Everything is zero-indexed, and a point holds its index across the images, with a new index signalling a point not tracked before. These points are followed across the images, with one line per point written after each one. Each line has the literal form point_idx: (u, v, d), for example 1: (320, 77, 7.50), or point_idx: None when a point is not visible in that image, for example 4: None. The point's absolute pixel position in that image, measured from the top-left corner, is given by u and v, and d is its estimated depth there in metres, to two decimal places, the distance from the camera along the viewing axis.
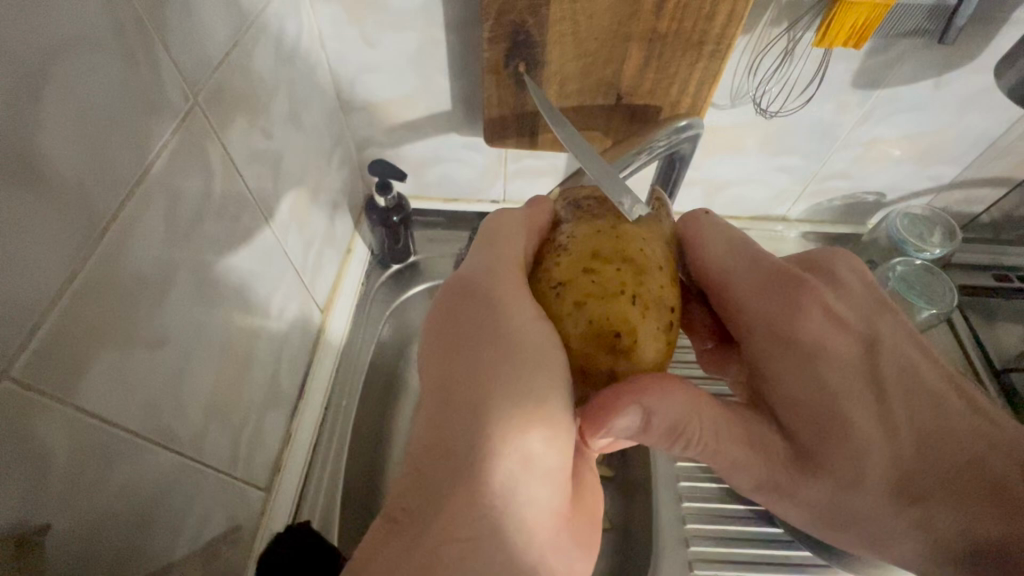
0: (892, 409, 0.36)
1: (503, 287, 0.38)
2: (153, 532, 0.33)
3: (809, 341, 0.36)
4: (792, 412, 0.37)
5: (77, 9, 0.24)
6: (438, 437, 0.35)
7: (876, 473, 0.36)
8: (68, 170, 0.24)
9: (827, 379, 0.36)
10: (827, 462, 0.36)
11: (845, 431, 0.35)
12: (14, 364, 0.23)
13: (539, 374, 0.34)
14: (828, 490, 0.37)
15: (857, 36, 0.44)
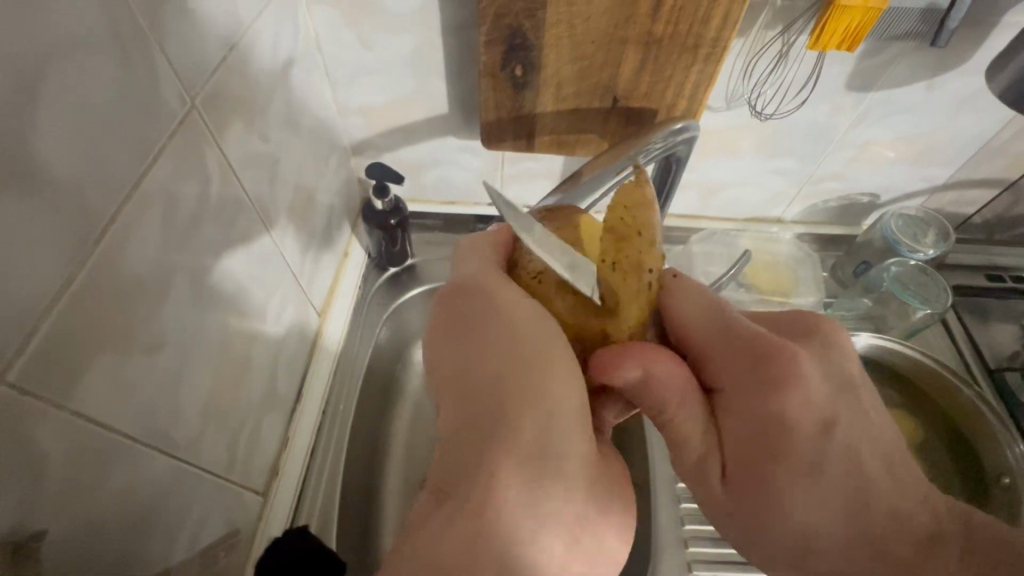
0: (829, 485, 0.34)
1: (490, 278, 0.39)
2: (150, 537, 0.33)
3: (760, 403, 0.35)
4: (736, 449, 0.36)
5: (74, 12, 0.24)
6: (459, 418, 0.34)
7: (790, 523, 0.35)
8: (64, 171, 0.24)
9: (770, 439, 0.35)
10: (744, 502, 0.36)
11: (773, 484, 0.35)
12: (11, 368, 0.23)
13: (540, 338, 0.35)
14: (740, 514, 0.37)
15: (850, 40, 0.44)
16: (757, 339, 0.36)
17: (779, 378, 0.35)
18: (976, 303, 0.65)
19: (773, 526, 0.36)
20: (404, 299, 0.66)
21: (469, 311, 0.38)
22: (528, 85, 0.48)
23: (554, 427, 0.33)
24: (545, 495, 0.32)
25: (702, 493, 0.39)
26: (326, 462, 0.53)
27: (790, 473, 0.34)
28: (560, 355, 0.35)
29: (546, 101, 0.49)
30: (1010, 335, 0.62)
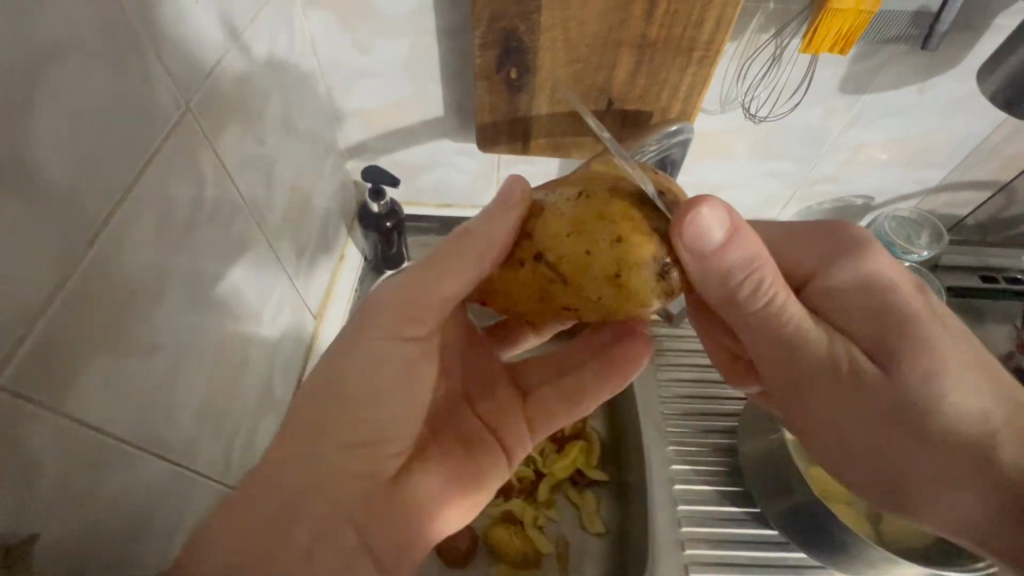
0: (959, 338, 0.35)
1: (432, 283, 0.36)
2: (144, 541, 0.32)
3: (873, 275, 0.37)
4: (864, 326, 0.36)
5: (68, 15, 0.24)
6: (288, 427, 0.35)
7: (954, 394, 0.33)
8: (60, 177, 0.24)
9: (901, 307, 0.35)
10: (907, 385, 0.33)
11: (922, 344, 0.34)
12: (3, 372, 0.23)
13: (363, 371, 0.36)
14: (904, 406, 0.33)
15: (844, 42, 0.44)
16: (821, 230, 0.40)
17: (879, 253, 0.38)
18: (972, 304, 0.65)
19: (931, 413, 0.33)
20: None
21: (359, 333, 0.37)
22: (524, 88, 0.48)
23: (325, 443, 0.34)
24: (334, 533, 0.33)
25: (845, 401, 0.34)
26: None
27: (932, 338, 0.34)
28: (377, 387, 0.36)
29: (541, 103, 0.50)
30: (1005, 335, 0.62)
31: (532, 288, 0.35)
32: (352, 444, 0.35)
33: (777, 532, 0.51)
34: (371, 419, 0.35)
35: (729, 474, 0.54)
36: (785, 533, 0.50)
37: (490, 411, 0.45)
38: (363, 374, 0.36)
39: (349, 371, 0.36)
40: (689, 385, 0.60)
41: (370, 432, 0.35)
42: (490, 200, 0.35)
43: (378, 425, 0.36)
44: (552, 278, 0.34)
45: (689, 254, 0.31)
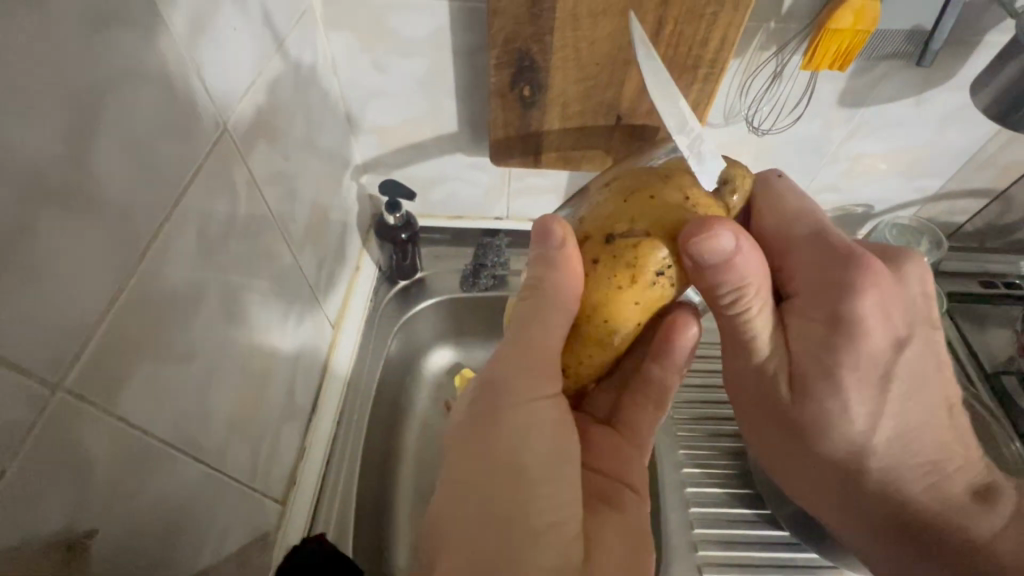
0: (894, 397, 0.38)
1: (533, 332, 0.37)
2: (181, 542, 0.34)
3: (842, 313, 0.37)
4: (808, 358, 0.39)
5: (128, 47, 0.26)
6: (452, 514, 0.37)
7: (850, 435, 0.40)
8: (117, 194, 0.26)
9: (844, 354, 0.38)
10: (798, 414, 0.41)
11: (841, 390, 0.38)
12: (67, 376, 0.24)
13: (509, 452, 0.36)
14: (797, 424, 0.42)
15: (842, 59, 0.46)
16: (839, 252, 0.38)
17: (870, 289, 0.37)
18: (971, 309, 0.66)
19: (812, 434, 0.41)
20: (414, 311, 0.68)
21: (484, 411, 0.38)
22: (535, 105, 0.51)
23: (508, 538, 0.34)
24: None
25: (755, 396, 0.44)
26: (342, 470, 0.54)
27: (849, 387, 0.38)
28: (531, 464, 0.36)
29: (552, 119, 0.52)
30: (1006, 339, 0.64)
31: (624, 275, 0.34)
32: (536, 533, 0.34)
33: (788, 533, 0.52)
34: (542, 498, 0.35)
35: (739, 477, 0.55)
36: (795, 533, 0.51)
37: (601, 457, 0.45)
38: (510, 447, 0.37)
39: (494, 446, 0.37)
40: (697, 390, 0.62)
41: (543, 512, 0.35)
42: (533, 246, 0.36)
43: (550, 507, 0.35)
44: (633, 243, 0.33)
45: (713, 267, 0.33)
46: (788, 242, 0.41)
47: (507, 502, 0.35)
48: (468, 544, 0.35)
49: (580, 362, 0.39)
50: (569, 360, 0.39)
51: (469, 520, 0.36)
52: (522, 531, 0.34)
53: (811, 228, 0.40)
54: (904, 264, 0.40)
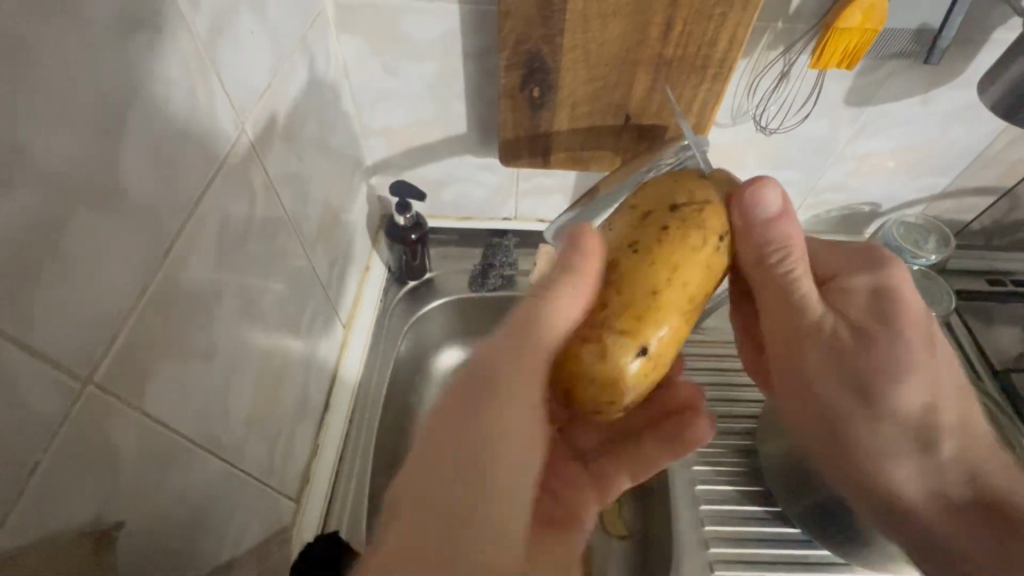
0: (939, 359, 0.40)
1: (541, 322, 0.33)
2: (201, 538, 0.34)
3: (887, 281, 0.40)
4: (861, 312, 0.40)
5: (153, 48, 0.27)
6: (409, 545, 0.28)
7: (910, 388, 0.39)
8: (142, 193, 0.27)
9: (896, 305, 0.39)
10: (860, 367, 0.39)
11: (899, 340, 0.39)
12: (96, 371, 0.25)
13: (492, 460, 0.31)
14: (857, 380, 0.39)
15: (850, 58, 0.47)
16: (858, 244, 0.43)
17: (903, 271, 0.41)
18: (979, 306, 0.66)
19: (871, 388, 0.40)
20: (423, 311, 0.68)
21: (469, 405, 0.33)
22: (545, 106, 0.51)
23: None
24: None
25: (807, 363, 0.41)
26: (354, 470, 0.55)
27: (906, 342, 0.39)
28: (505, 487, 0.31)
29: (562, 119, 0.52)
30: (1014, 336, 0.64)
31: (696, 235, 0.33)
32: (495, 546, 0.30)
33: (799, 530, 0.52)
34: (508, 536, 0.30)
35: (749, 474, 0.55)
36: (807, 530, 0.51)
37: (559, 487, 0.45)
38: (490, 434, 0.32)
39: (462, 447, 0.31)
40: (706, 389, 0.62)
41: (509, 537, 0.30)
42: (563, 248, 0.34)
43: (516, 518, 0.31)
44: (698, 208, 0.34)
45: (761, 223, 0.36)
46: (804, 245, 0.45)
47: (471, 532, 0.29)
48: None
49: (661, 338, 0.33)
50: (648, 337, 0.32)
51: (424, 555, 0.28)
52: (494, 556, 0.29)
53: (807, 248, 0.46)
54: None
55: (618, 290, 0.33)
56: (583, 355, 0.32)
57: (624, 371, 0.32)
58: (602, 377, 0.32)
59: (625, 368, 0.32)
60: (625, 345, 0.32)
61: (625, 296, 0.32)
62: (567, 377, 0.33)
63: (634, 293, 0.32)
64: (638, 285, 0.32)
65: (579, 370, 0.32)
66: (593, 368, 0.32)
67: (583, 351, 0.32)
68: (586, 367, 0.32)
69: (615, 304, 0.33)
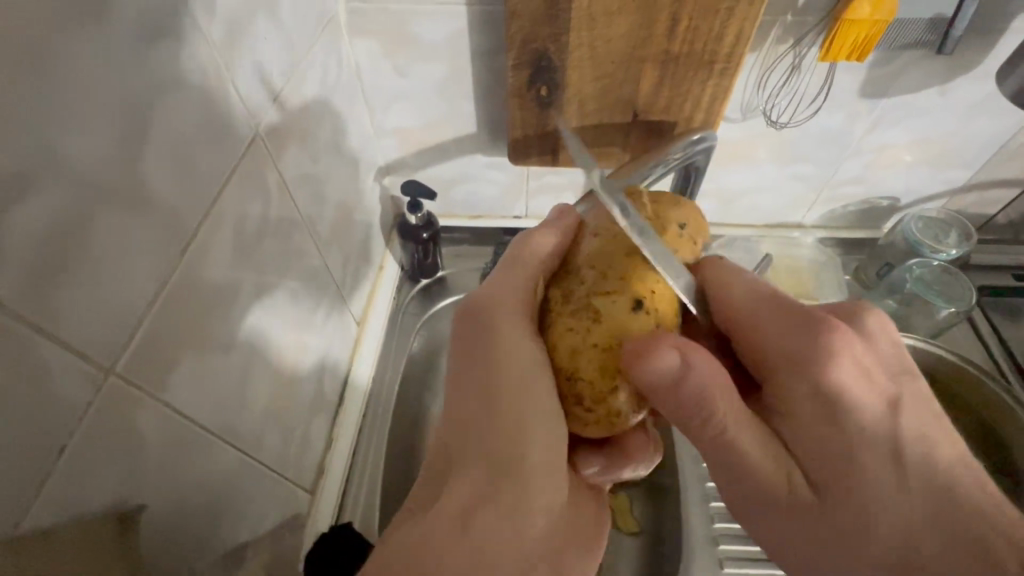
0: (907, 469, 0.33)
1: (517, 263, 0.39)
2: (222, 522, 0.36)
3: (829, 380, 0.33)
4: (810, 441, 0.34)
5: (169, 54, 0.28)
6: (457, 471, 0.36)
7: (883, 518, 0.32)
8: (160, 192, 0.28)
9: (840, 422, 0.33)
10: (823, 515, 0.33)
11: (854, 465, 0.33)
12: (119, 361, 0.26)
13: (518, 389, 0.35)
14: (829, 528, 0.33)
15: (860, 50, 0.46)
16: (800, 318, 0.35)
17: (840, 357, 0.34)
18: (1004, 303, 0.64)
19: (873, 557, 0.33)
20: (436, 309, 0.69)
21: (472, 348, 0.39)
22: (553, 104, 0.51)
23: (497, 509, 0.34)
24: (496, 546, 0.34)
25: (792, 532, 0.35)
26: (367, 464, 0.56)
27: (874, 484, 0.33)
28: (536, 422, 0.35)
29: (570, 118, 0.52)
30: None
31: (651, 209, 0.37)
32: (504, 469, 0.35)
33: None
34: (530, 470, 0.35)
35: None
36: None
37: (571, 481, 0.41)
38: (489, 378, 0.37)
39: (466, 395, 0.38)
40: None
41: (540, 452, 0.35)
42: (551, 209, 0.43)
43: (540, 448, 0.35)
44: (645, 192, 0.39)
45: (671, 357, 0.31)
46: (751, 318, 0.36)
47: (503, 463, 0.35)
48: (464, 504, 0.35)
49: (653, 292, 0.34)
50: (638, 289, 0.34)
51: (468, 480, 0.35)
52: (523, 482, 0.35)
53: (746, 294, 0.36)
54: (863, 317, 0.37)
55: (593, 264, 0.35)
56: (580, 323, 0.34)
57: (624, 322, 0.33)
58: (606, 342, 0.33)
59: (628, 312, 0.33)
60: (618, 302, 0.33)
61: (603, 265, 0.35)
62: (576, 362, 0.34)
63: (613, 260, 0.35)
64: (610, 255, 0.35)
65: (581, 345, 0.34)
66: (593, 332, 0.33)
67: (579, 320, 0.34)
68: (589, 335, 0.34)
69: (596, 272, 0.35)
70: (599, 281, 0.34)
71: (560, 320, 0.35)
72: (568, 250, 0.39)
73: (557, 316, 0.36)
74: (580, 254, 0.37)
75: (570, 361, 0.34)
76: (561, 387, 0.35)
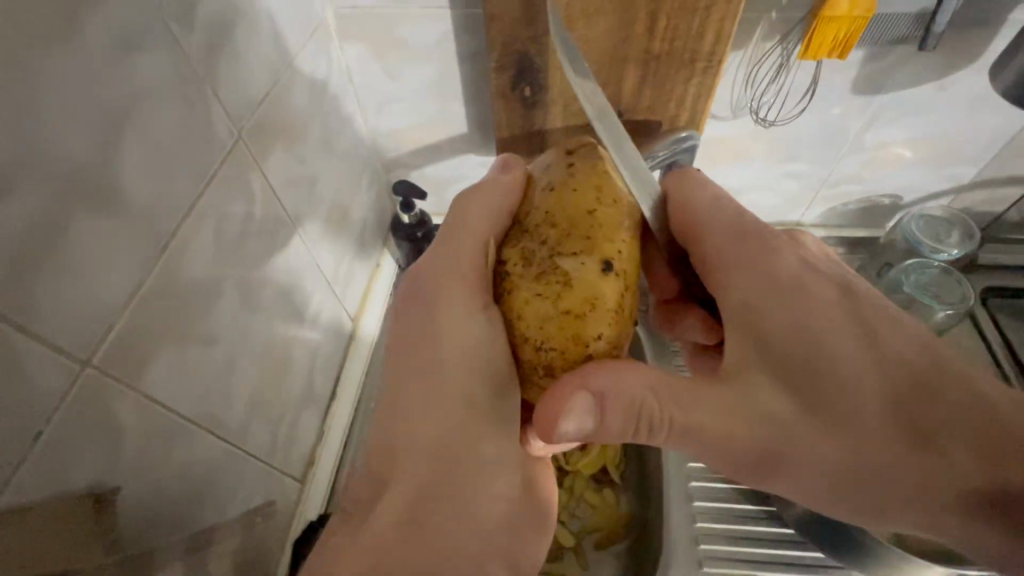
0: (881, 350, 0.34)
1: (464, 236, 0.40)
2: (204, 505, 0.38)
3: (783, 274, 0.36)
4: (781, 353, 0.34)
5: (144, 66, 0.30)
6: (402, 469, 0.38)
7: (872, 406, 0.33)
8: (137, 195, 0.30)
9: (807, 318, 0.34)
10: (816, 422, 0.34)
11: (830, 361, 0.33)
12: (95, 355, 0.28)
13: (465, 383, 0.38)
14: (827, 436, 0.34)
15: (842, 48, 0.45)
16: (746, 230, 0.38)
17: (783, 253, 0.37)
18: (1011, 305, 0.62)
19: (870, 448, 0.33)
20: None
21: (421, 330, 0.40)
22: (537, 104, 0.52)
23: (444, 505, 0.38)
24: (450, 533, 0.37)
25: (797, 455, 0.35)
26: (357, 456, 0.57)
27: (843, 356, 0.33)
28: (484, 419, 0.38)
29: (555, 118, 0.53)
30: None
31: (600, 164, 0.38)
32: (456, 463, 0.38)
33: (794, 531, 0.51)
34: (481, 462, 0.39)
35: None
36: (801, 531, 0.50)
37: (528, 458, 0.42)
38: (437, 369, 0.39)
39: (416, 380, 0.39)
40: None
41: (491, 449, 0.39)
42: (492, 168, 0.43)
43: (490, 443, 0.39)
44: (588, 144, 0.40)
45: (586, 400, 0.32)
46: (705, 235, 0.39)
47: (450, 459, 0.38)
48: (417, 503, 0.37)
49: (617, 253, 0.36)
50: (606, 251, 0.35)
51: (422, 478, 0.38)
52: (474, 473, 0.39)
53: (694, 223, 0.39)
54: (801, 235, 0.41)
55: (553, 224, 0.36)
56: (548, 289, 0.35)
57: (595, 283, 0.34)
58: (577, 305, 0.34)
59: (598, 275, 0.35)
60: (587, 263, 0.35)
61: (565, 224, 0.36)
62: (548, 328, 0.35)
63: (574, 221, 0.36)
64: (571, 214, 0.36)
65: (551, 311, 0.35)
66: (564, 298, 0.34)
67: (547, 287, 0.35)
68: (559, 300, 0.34)
69: (558, 237, 0.36)
70: (562, 245, 0.36)
71: (526, 288, 0.36)
72: (514, 212, 0.40)
73: (519, 283, 0.36)
74: (535, 219, 0.38)
75: (541, 329, 0.35)
76: (529, 354, 0.36)
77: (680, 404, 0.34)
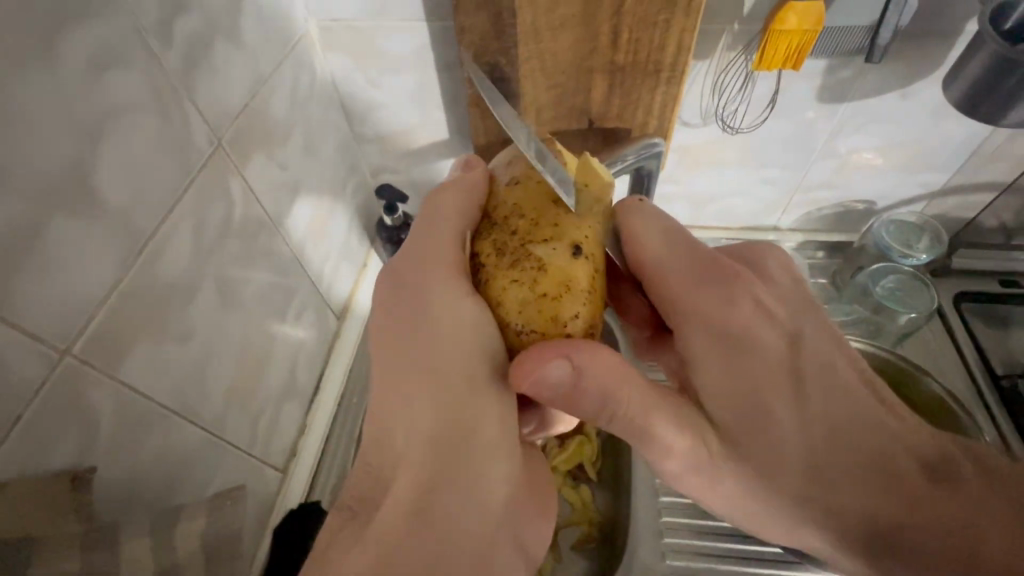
0: (813, 404, 0.35)
1: (438, 224, 0.40)
2: (180, 489, 0.40)
3: (732, 327, 0.36)
4: (721, 404, 0.35)
5: (123, 82, 0.32)
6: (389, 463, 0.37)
7: (795, 455, 0.35)
8: (115, 200, 0.32)
9: (753, 372, 0.35)
10: (739, 465, 0.36)
11: (767, 413, 0.35)
12: (74, 344, 0.31)
13: (466, 362, 0.36)
14: (748, 474, 0.36)
15: (794, 59, 0.47)
16: (707, 271, 0.38)
17: (739, 302, 0.36)
18: (985, 309, 0.63)
19: (782, 485, 0.36)
20: None
21: (403, 318, 0.39)
22: None
23: None
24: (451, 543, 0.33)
25: (714, 486, 0.37)
26: (338, 449, 0.60)
27: (779, 416, 0.35)
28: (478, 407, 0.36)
29: None
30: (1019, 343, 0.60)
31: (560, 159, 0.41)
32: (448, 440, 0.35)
33: None
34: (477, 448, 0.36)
35: None
36: None
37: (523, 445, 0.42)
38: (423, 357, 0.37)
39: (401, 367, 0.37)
40: None
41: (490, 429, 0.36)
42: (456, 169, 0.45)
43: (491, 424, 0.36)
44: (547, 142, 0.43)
45: (559, 368, 0.32)
46: (661, 275, 0.39)
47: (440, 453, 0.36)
48: None
49: (584, 237, 0.38)
50: (574, 236, 0.37)
51: None
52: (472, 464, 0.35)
53: (653, 261, 0.39)
54: (764, 259, 0.41)
55: (523, 218, 0.39)
56: (524, 276, 0.37)
57: (568, 266, 0.37)
58: (553, 287, 0.36)
59: (569, 258, 0.37)
60: (559, 249, 0.37)
61: (533, 215, 0.38)
62: (525, 312, 0.36)
63: (542, 212, 0.38)
64: (538, 207, 0.39)
65: (529, 295, 0.36)
66: (539, 282, 0.36)
67: (522, 273, 0.37)
68: (536, 285, 0.36)
69: (528, 229, 0.38)
70: (534, 234, 0.38)
71: (501, 278, 0.37)
72: (484, 211, 0.42)
73: (496, 274, 0.38)
74: (505, 212, 0.40)
75: (521, 313, 0.37)
76: (510, 337, 0.37)
77: (644, 401, 0.34)
